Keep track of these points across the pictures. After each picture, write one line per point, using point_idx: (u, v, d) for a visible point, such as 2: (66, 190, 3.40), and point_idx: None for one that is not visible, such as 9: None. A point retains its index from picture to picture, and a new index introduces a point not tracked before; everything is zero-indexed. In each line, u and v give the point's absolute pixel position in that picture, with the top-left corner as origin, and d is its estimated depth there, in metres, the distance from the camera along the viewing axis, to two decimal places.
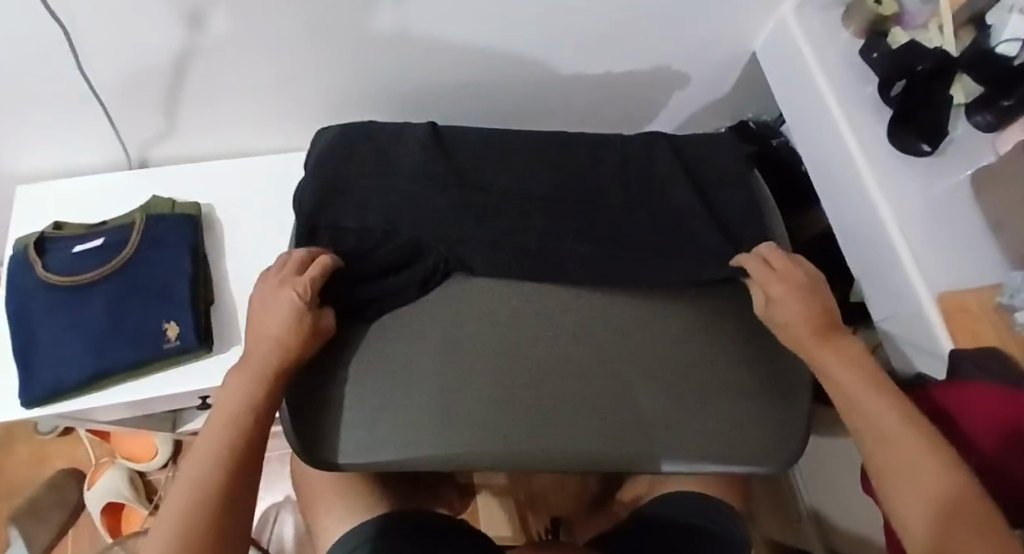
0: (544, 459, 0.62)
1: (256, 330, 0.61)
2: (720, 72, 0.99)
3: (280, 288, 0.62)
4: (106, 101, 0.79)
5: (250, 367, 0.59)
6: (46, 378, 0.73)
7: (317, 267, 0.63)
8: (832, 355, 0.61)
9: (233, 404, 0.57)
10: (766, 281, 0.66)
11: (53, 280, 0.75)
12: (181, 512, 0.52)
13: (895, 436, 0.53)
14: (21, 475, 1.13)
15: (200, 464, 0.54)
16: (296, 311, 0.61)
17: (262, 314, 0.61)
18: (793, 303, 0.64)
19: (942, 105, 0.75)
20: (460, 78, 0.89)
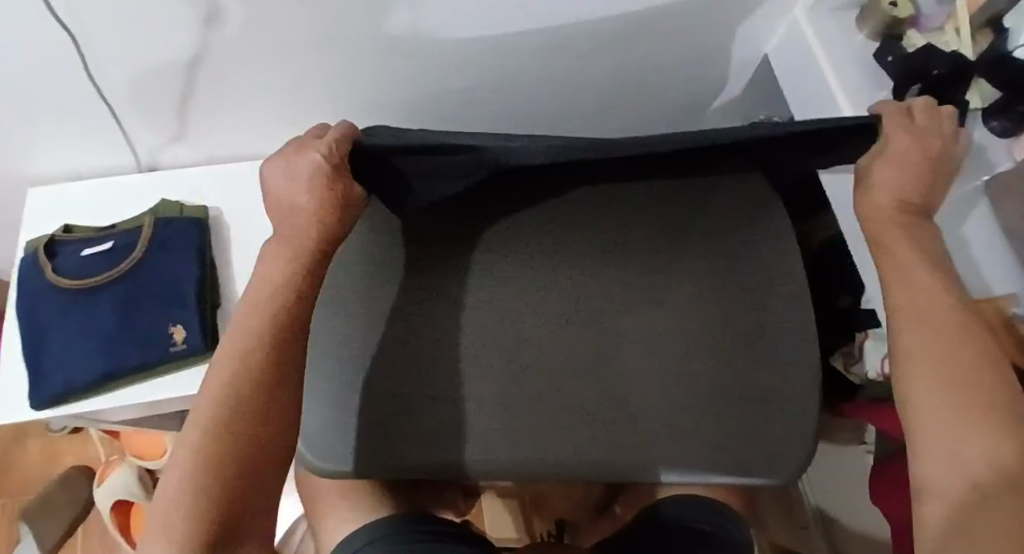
0: (540, 469, 0.60)
1: (281, 199, 0.54)
2: (729, 74, 0.98)
3: (297, 155, 0.52)
4: (116, 107, 0.80)
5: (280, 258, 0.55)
6: (54, 378, 0.73)
7: (339, 132, 0.52)
8: (913, 248, 0.54)
9: (268, 305, 0.54)
10: (896, 132, 0.53)
11: (63, 282, 0.75)
12: (209, 417, 0.51)
13: (969, 360, 0.49)
14: (33, 471, 1.14)
15: (234, 362, 0.53)
16: (324, 178, 0.51)
17: (291, 191, 0.53)
18: (906, 175, 0.54)
19: (957, 110, 0.72)
20: (468, 85, 0.88)
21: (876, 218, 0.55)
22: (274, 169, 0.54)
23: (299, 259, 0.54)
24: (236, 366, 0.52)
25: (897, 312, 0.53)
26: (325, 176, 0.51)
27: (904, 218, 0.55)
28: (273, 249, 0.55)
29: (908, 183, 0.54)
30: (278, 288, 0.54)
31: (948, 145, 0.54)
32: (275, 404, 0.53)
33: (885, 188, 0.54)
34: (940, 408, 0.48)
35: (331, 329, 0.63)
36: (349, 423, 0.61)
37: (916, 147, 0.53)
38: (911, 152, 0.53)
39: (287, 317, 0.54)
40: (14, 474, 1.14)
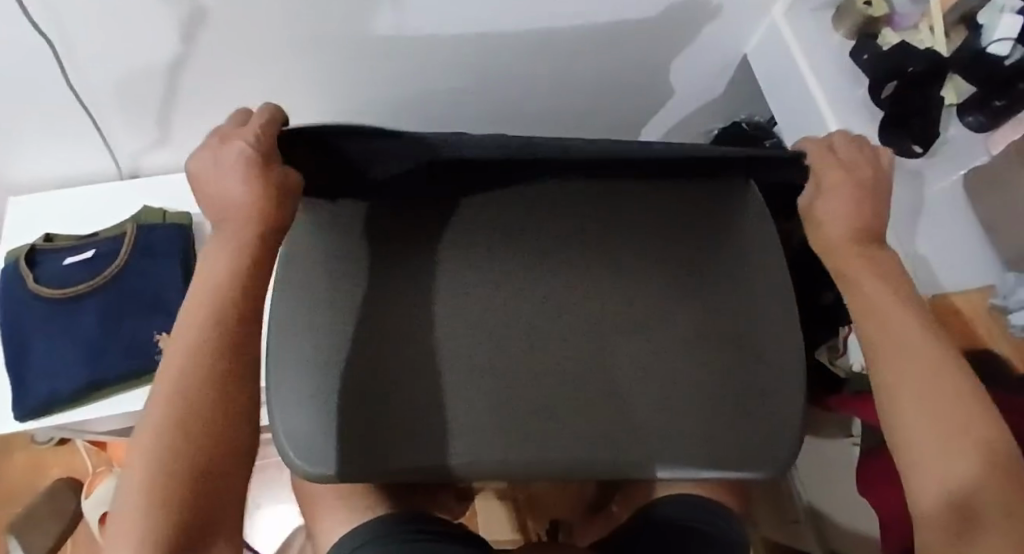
0: (521, 467, 0.59)
1: (211, 196, 0.52)
2: (710, 75, 0.99)
3: (222, 145, 0.52)
4: (97, 113, 0.80)
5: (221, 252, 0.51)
6: (37, 388, 0.72)
7: (265, 118, 0.53)
8: (874, 277, 0.54)
9: (213, 296, 0.49)
10: (828, 168, 0.56)
11: (45, 292, 0.75)
12: (171, 413, 0.45)
13: (943, 382, 0.49)
14: (20, 484, 1.13)
15: (192, 356, 0.47)
16: (254, 165, 0.50)
17: (218, 182, 0.51)
18: (853, 198, 0.56)
19: (932, 106, 0.74)
20: (451, 86, 0.89)
21: (836, 254, 0.56)
22: (202, 168, 0.51)
23: (245, 250, 0.51)
24: (194, 356, 0.47)
25: (867, 324, 0.53)
26: (259, 164, 0.51)
27: (862, 247, 0.56)
28: (212, 252, 0.51)
29: (853, 215, 0.56)
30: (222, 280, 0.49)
31: (873, 162, 0.58)
32: (239, 391, 0.47)
33: (835, 222, 0.56)
34: (919, 417, 0.48)
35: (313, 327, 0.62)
36: (335, 423, 0.59)
37: (846, 175, 0.56)
38: (844, 182, 0.56)
39: (237, 309, 0.49)
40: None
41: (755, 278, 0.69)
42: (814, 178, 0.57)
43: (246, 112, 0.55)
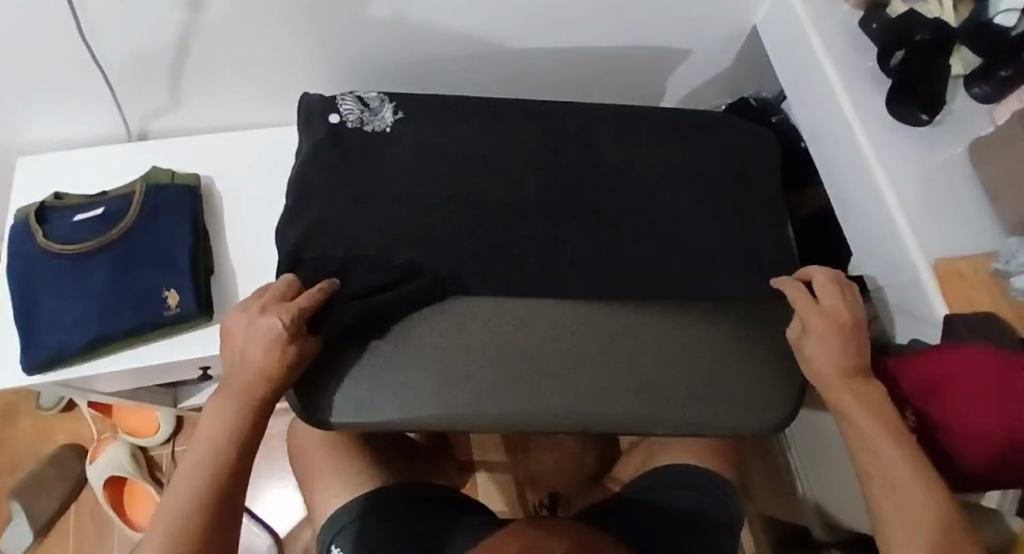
0: (468, 419, 0.63)
1: (233, 353, 0.60)
2: (719, 49, 0.99)
3: (260, 315, 0.61)
4: (111, 77, 0.80)
5: (220, 404, 0.59)
6: (47, 342, 0.73)
7: (306, 300, 0.62)
8: (857, 400, 0.60)
9: (221, 431, 0.58)
10: (807, 311, 0.66)
11: (54, 248, 0.75)
12: (181, 503, 0.55)
13: (907, 488, 0.56)
14: (25, 450, 1.14)
15: (204, 453, 0.57)
16: (276, 341, 0.59)
17: (243, 343, 0.60)
18: (834, 333, 0.63)
19: (940, 76, 0.74)
20: (458, 53, 0.89)
21: (829, 380, 0.62)
22: (236, 331, 0.61)
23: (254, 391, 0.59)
24: (206, 449, 0.57)
25: (844, 420, 0.61)
26: (285, 341, 0.60)
27: (848, 366, 0.62)
28: (219, 393, 0.60)
29: (838, 349, 0.63)
30: (231, 422, 0.58)
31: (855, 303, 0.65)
32: (232, 486, 0.58)
33: (814, 351, 0.64)
34: (895, 497, 0.56)
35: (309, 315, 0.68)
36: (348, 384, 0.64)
37: (822, 311, 0.65)
38: (821, 321, 0.64)
39: (248, 429, 0.59)
40: (5, 452, 1.14)
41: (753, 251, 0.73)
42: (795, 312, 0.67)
43: (295, 281, 0.65)
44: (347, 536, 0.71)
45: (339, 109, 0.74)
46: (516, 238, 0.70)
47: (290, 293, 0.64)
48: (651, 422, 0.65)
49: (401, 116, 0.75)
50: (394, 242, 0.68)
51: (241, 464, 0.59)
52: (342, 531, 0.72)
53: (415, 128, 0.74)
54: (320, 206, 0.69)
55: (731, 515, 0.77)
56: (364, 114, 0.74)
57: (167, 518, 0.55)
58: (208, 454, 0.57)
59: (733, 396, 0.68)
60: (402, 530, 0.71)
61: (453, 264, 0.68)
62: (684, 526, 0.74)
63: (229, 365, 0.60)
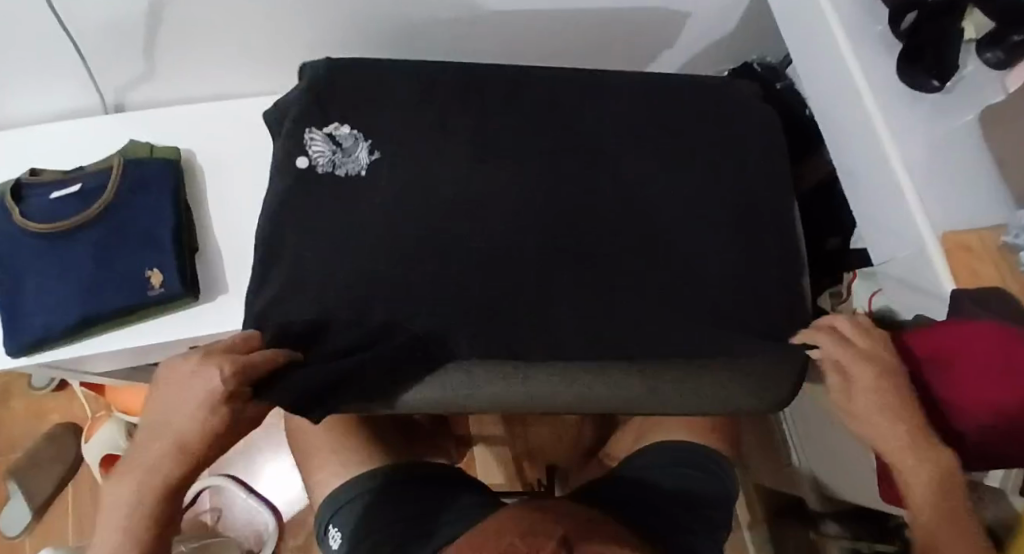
0: (465, 399, 0.63)
1: (168, 409, 0.57)
2: (721, 12, 0.95)
3: (196, 370, 0.56)
4: (82, 45, 0.76)
5: (148, 455, 0.56)
6: (31, 325, 0.71)
7: (258, 359, 0.57)
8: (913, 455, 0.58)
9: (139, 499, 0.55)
10: (847, 361, 0.62)
11: (32, 228, 0.72)
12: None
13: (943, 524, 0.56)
14: (19, 429, 1.13)
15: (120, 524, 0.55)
16: (211, 399, 0.55)
17: (176, 399, 0.56)
18: (880, 386, 0.60)
19: (951, 41, 0.69)
20: (446, 15, 0.85)
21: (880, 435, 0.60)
22: (174, 387, 0.57)
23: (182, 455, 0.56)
24: (123, 519, 0.55)
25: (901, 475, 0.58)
26: (223, 402, 0.56)
27: (891, 408, 0.59)
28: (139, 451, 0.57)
29: (879, 401, 0.60)
30: (149, 489, 0.55)
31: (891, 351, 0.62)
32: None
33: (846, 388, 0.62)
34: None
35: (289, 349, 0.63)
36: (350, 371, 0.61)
37: (853, 353, 0.62)
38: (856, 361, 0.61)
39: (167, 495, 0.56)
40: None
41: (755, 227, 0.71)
42: (830, 361, 0.63)
43: (251, 334, 0.61)
44: (343, 517, 0.71)
45: (308, 149, 0.68)
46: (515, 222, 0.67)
47: (244, 344, 0.59)
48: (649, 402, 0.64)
49: (377, 156, 0.68)
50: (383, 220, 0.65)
51: (164, 528, 0.57)
52: (339, 512, 0.72)
53: (404, 98, 0.71)
54: (305, 205, 0.66)
55: (730, 492, 0.76)
56: (336, 157, 0.67)
57: None
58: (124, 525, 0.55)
59: (733, 374, 0.66)
60: (395, 510, 0.70)
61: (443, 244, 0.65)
62: (683, 503, 0.73)
63: (157, 421, 0.57)
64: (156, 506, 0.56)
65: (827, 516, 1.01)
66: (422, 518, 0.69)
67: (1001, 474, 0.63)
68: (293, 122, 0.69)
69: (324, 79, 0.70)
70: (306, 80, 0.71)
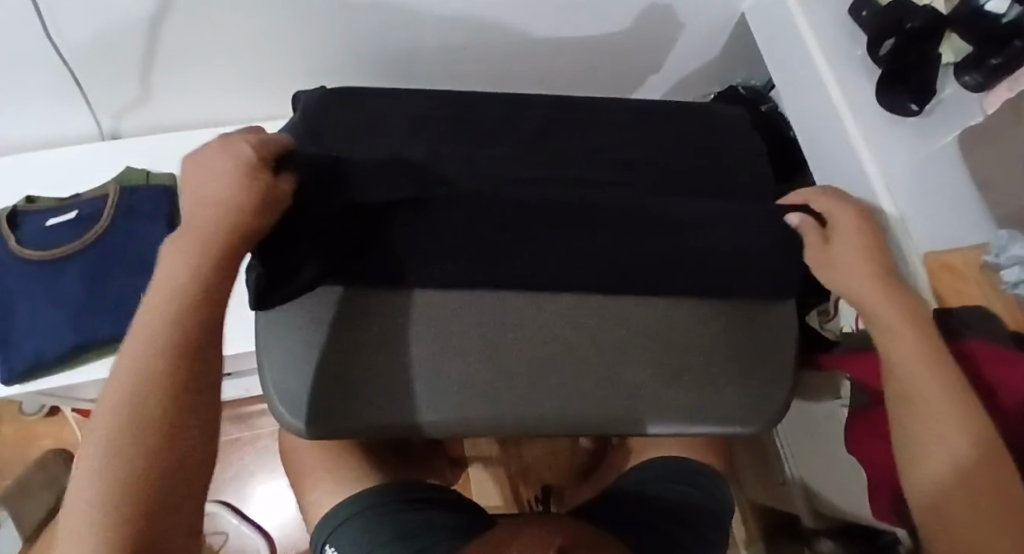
0: (458, 424, 0.63)
1: (196, 188, 0.54)
2: (706, 37, 0.97)
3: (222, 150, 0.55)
4: (79, 72, 0.78)
5: (191, 230, 0.52)
6: (23, 352, 0.71)
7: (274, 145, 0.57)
8: (887, 304, 0.63)
9: (186, 273, 0.51)
10: (834, 225, 0.69)
11: (28, 254, 0.73)
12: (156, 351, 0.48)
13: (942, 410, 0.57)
14: (9, 455, 1.13)
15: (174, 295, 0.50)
16: (245, 169, 0.54)
17: (201, 172, 0.54)
18: (857, 247, 0.67)
19: (931, 63, 0.72)
20: (437, 42, 0.87)
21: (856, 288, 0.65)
22: (191, 165, 0.55)
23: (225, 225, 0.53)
24: (171, 291, 0.50)
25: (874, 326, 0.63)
26: (247, 170, 0.54)
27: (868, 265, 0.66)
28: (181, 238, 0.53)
29: (857, 261, 0.66)
30: (195, 264, 0.51)
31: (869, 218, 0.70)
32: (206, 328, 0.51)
33: (845, 272, 0.66)
34: (920, 402, 0.58)
35: (271, 369, 0.63)
36: (355, 397, 0.62)
37: (839, 219, 0.69)
38: (852, 240, 0.68)
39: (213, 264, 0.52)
40: None
41: None
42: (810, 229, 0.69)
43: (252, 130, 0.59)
44: (340, 536, 0.71)
45: None
46: None
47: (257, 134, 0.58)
48: (640, 420, 0.65)
49: None
50: None
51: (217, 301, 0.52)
52: (336, 531, 0.72)
53: (397, 123, 0.72)
54: None
55: (722, 508, 0.77)
56: None
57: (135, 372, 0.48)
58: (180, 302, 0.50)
59: (723, 395, 0.67)
60: (392, 528, 0.70)
61: None
62: (675, 519, 0.74)
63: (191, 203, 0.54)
64: (203, 275, 0.51)
65: (820, 532, 1.01)
66: (419, 533, 0.69)
67: None
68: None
69: (315, 108, 0.71)
70: (298, 113, 0.72)
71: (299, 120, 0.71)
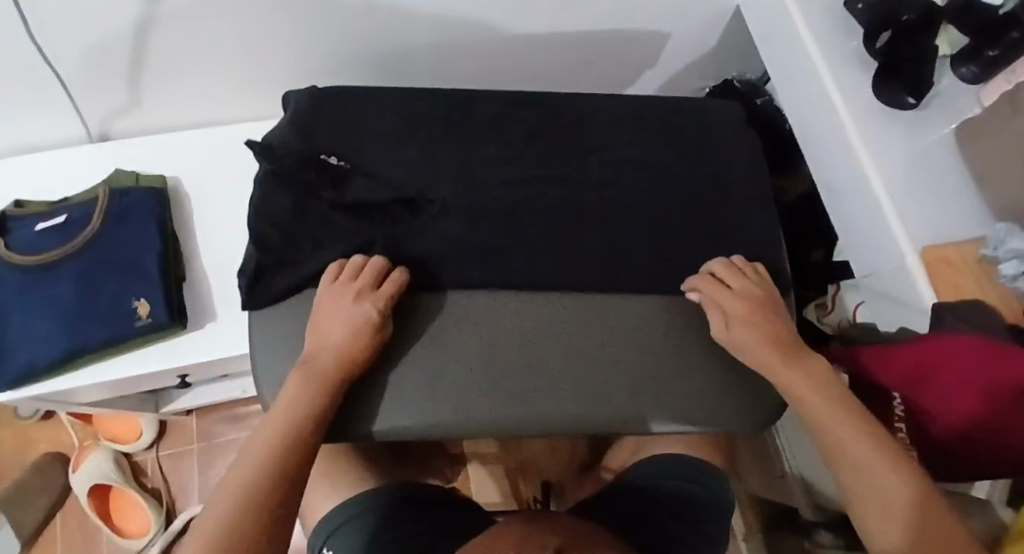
0: (452, 426, 0.62)
1: (319, 335, 0.61)
2: (700, 32, 0.96)
3: (353, 300, 0.61)
4: (67, 76, 0.77)
5: (307, 378, 0.59)
6: (15, 359, 0.71)
7: (392, 287, 0.62)
8: (803, 381, 0.61)
9: (293, 415, 0.57)
10: (720, 298, 0.66)
11: (18, 260, 0.72)
12: (256, 478, 0.54)
13: (878, 466, 0.54)
14: (4, 461, 1.12)
15: (283, 431, 0.57)
16: (367, 328, 0.61)
17: (330, 323, 0.61)
18: (757, 322, 0.64)
19: (926, 56, 0.72)
20: (428, 41, 0.86)
21: (772, 370, 0.62)
22: (327, 312, 0.62)
23: (328, 375, 0.59)
24: (281, 425, 0.57)
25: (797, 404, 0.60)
26: (368, 329, 0.61)
27: (772, 341, 0.63)
28: (293, 387, 0.58)
29: (761, 334, 0.64)
30: (305, 409, 0.57)
31: (757, 284, 0.68)
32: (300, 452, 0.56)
33: (752, 348, 0.63)
34: (863, 476, 0.55)
35: (263, 371, 0.63)
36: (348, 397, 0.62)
37: (729, 292, 0.66)
38: (750, 315, 0.65)
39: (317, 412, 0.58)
40: None
41: (739, 244, 0.72)
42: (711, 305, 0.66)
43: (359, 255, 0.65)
44: (335, 541, 0.70)
45: (290, 179, 0.67)
46: (504, 244, 0.67)
47: (376, 273, 0.63)
48: (640, 418, 0.65)
49: (366, 187, 0.67)
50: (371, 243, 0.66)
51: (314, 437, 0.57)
52: (332, 536, 0.71)
53: (390, 123, 0.71)
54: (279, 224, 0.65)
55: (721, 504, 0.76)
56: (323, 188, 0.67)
57: (234, 486, 0.54)
58: (286, 435, 0.56)
59: (722, 391, 0.67)
60: (393, 529, 0.70)
61: (432, 266, 0.66)
62: (667, 514, 0.74)
63: (312, 351, 0.60)
64: (309, 419, 0.57)
65: (820, 524, 1.00)
66: (421, 535, 0.70)
67: (989, 485, 0.66)
68: (261, 158, 0.68)
69: (304, 107, 0.70)
70: (289, 113, 0.71)
71: (289, 113, 0.70)
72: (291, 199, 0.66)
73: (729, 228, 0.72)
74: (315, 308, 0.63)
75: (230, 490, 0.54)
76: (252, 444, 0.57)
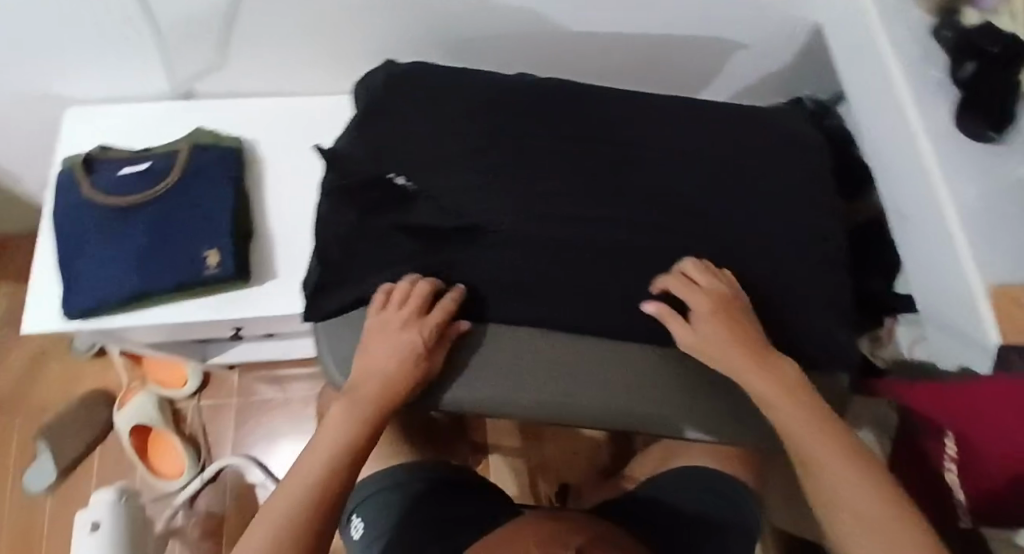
0: (506, 406, 0.64)
1: (368, 352, 0.63)
2: (777, 46, 0.96)
3: (402, 327, 0.63)
4: (160, 32, 0.80)
5: (355, 398, 0.62)
6: (88, 291, 0.75)
7: (443, 309, 0.64)
8: (791, 408, 0.61)
9: (340, 437, 0.61)
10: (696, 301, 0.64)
11: (101, 199, 0.76)
12: (302, 495, 0.58)
13: (869, 496, 0.55)
14: (54, 392, 1.17)
15: (332, 452, 0.60)
16: (414, 354, 0.63)
17: (379, 344, 0.63)
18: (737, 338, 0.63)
19: (1011, 91, 0.70)
20: (507, 30, 0.87)
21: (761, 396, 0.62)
22: (377, 334, 0.64)
23: (376, 398, 0.62)
24: (330, 445, 0.61)
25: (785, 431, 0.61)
26: (416, 355, 0.63)
27: (756, 361, 0.63)
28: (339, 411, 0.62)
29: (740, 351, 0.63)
30: (352, 428, 0.61)
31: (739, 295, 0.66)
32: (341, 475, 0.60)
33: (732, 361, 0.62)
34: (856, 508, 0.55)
35: (326, 335, 0.67)
36: None
37: (707, 300, 0.65)
38: (729, 329, 0.63)
39: (365, 432, 0.62)
40: (35, 393, 1.17)
41: (799, 262, 0.71)
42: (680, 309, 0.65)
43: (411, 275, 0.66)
44: (368, 507, 0.72)
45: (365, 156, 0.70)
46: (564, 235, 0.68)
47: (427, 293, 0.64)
48: (678, 422, 0.66)
49: (438, 164, 0.69)
50: (435, 219, 0.67)
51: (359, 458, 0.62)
52: (365, 502, 0.73)
53: (464, 106, 0.72)
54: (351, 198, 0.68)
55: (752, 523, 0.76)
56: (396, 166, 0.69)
57: (284, 502, 0.58)
58: (334, 453, 0.60)
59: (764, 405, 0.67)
60: (423, 504, 0.72)
61: (494, 248, 0.67)
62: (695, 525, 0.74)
63: (360, 373, 0.63)
64: (356, 440, 0.61)
65: None
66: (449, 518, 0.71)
67: None
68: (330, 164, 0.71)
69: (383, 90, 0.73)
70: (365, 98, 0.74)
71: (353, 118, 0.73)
72: (357, 201, 0.68)
73: (791, 245, 0.72)
74: (370, 322, 0.65)
75: (279, 505, 0.58)
76: (301, 460, 0.61)
